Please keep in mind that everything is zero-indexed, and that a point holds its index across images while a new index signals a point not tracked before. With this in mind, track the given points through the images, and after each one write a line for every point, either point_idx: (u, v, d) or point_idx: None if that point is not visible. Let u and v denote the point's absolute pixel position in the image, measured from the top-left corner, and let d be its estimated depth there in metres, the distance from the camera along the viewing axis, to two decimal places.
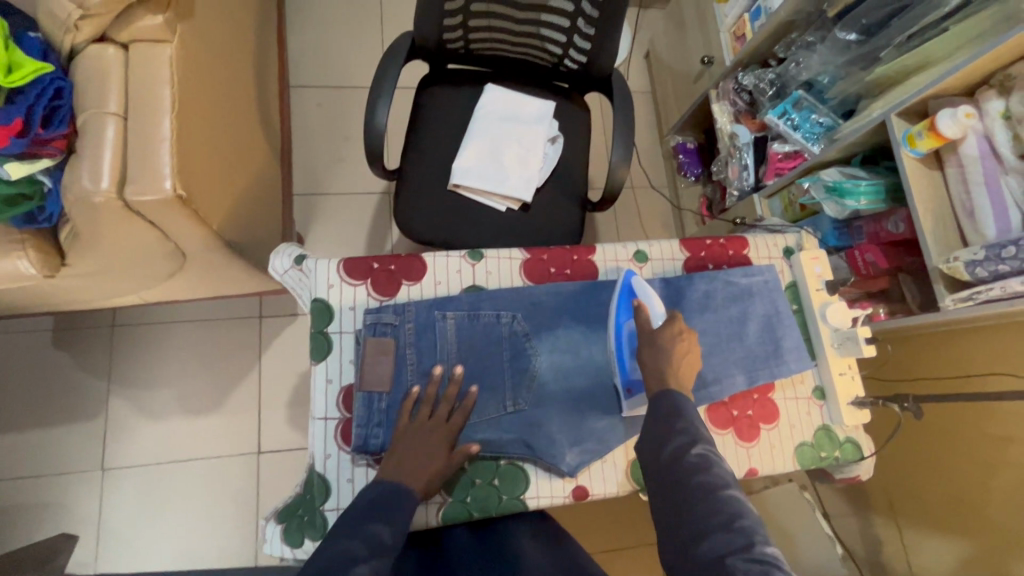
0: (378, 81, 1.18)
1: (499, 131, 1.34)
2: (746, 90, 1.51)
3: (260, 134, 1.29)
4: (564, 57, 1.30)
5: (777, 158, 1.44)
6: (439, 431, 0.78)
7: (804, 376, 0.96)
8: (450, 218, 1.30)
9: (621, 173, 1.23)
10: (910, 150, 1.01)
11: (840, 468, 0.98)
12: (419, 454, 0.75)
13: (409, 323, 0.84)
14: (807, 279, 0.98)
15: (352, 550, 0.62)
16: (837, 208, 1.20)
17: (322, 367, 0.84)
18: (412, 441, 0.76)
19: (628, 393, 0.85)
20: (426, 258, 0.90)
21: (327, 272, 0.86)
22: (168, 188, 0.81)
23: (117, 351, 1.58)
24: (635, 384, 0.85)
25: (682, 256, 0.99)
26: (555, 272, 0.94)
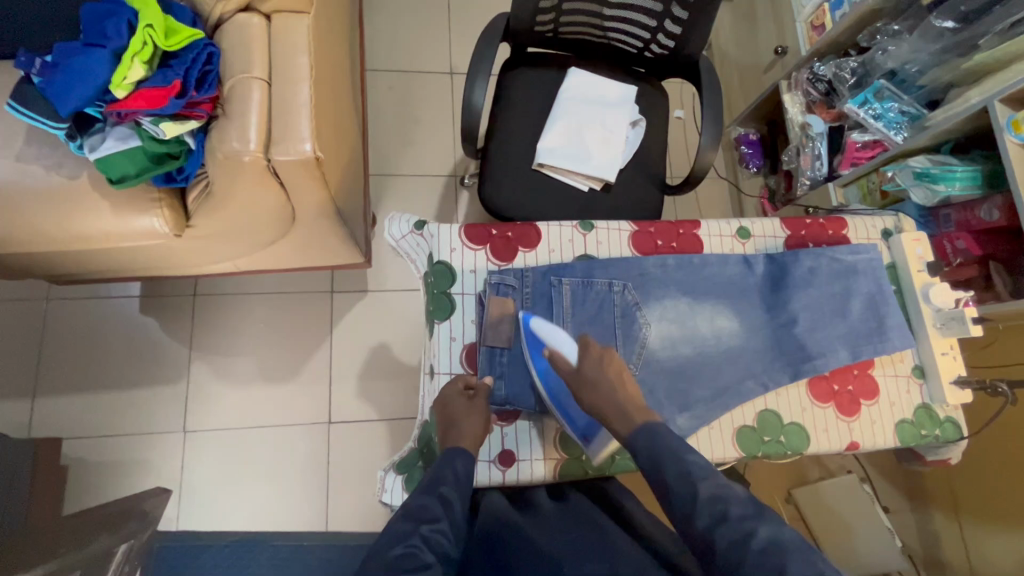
0: (476, 60, 1.22)
1: (583, 112, 1.37)
2: (822, 79, 1.51)
3: (353, 110, 1.34)
4: (651, 42, 1.32)
5: (855, 146, 1.45)
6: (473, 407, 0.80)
7: (903, 355, 0.97)
8: (534, 197, 1.33)
9: (708, 155, 1.25)
10: (1014, 135, 1.01)
11: (934, 449, 0.99)
12: (460, 421, 0.79)
13: (528, 287, 0.88)
14: (908, 261, 0.99)
15: (430, 507, 0.67)
16: (926, 194, 1.20)
17: (446, 325, 0.87)
18: (450, 410, 0.79)
19: (586, 440, 0.83)
20: (540, 226, 0.93)
21: (450, 235, 0.90)
22: (308, 150, 0.85)
23: (199, 319, 1.65)
24: (589, 426, 0.83)
25: (784, 233, 1.00)
26: (662, 244, 0.96)
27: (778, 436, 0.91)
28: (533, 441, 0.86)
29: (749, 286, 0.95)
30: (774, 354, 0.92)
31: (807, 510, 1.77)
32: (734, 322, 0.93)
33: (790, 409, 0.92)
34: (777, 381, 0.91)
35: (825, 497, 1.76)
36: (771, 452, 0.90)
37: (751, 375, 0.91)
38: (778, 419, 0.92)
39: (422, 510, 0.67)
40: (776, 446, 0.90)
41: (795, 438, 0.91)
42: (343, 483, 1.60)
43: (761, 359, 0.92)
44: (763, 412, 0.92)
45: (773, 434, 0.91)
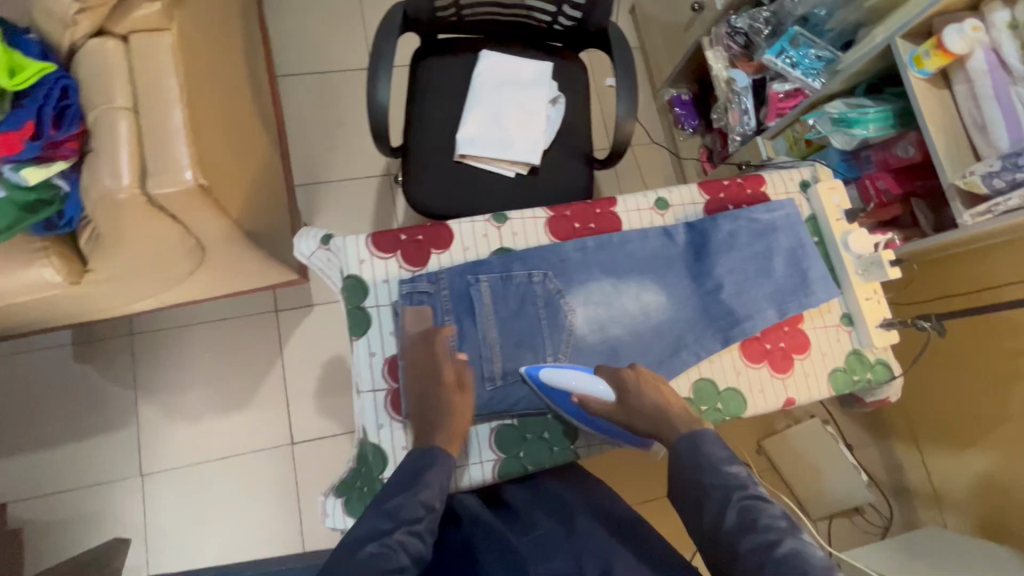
0: (376, 56, 1.16)
1: (499, 96, 1.33)
2: (740, 32, 1.50)
3: (258, 124, 1.27)
4: (559, 14, 1.28)
5: (778, 98, 1.44)
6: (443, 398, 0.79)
7: (831, 305, 0.98)
8: (460, 190, 1.30)
9: (628, 126, 1.22)
10: (918, 71, 1.01)
11: (870, 391, 1.01)
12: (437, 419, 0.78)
13: (444, 291, 0.85)
14: (826, 210, 0.99)
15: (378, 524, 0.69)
16: (845, 139, 1.21)
17: (364, 341, 0.84)
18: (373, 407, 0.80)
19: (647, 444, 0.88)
20: (452, 225, 0.90)
21: (357, 247, 0.86)
22: (190, 179, 0.79)
23: (139, 358, 1.59)
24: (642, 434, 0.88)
25: (702, 199, 0.99)
26: (581, 226, 0.94)
27: (716, 403, 0.91)
28: (472, 447, 0.84)
29: (673, 257, 0.94)
30: (703, 322, 0.92)
31: (778, 459, 1.82)
32: (661, 296, 0.92)
33: (725, 374, 0.92)
34: (709, 348, 0.91)
35: (794, 445, 1.78)
36: (710, 419, 0.90)
37: (682, 347, 0.91)
38: (714, 386, 0.91)
39: (372, 532, 0.68)
40: (714, 414, 0.91)
41: (732, 403, 0.91)
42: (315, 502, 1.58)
43: (691, 329, 0.92)
44: (700, 381, 0.91)
45: (711, 402, 0.91)
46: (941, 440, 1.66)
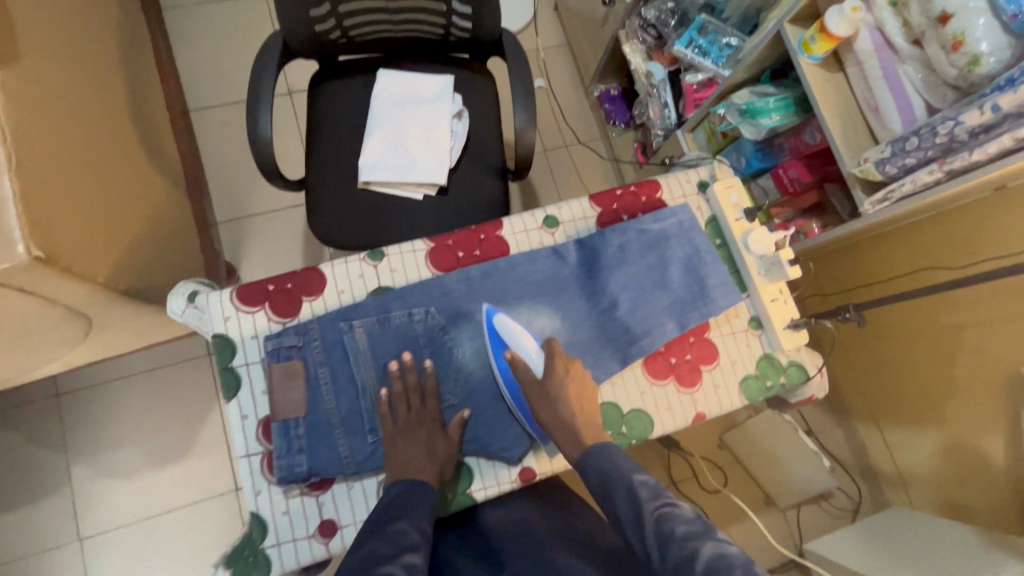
0: (254, 90, 1.11)
1: (400, 117, 1.28)
2: (651, 25, 1.44)
3: (147, 170, 1.22)
4: (449, 27, 1.22)
5: (692, 89, 1.39)
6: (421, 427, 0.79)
7: (738, 309, 0.94)
8: (368, 218, 1.25)
9: (529, 137, 1.18)
10: (807, 57, 0.97)
11: (793, 392, 0.97)
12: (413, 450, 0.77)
13: (315, 341, 0.80)
14: (725, 211, 0.95)
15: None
16: (752, 130, 1.16)
17: (235, 403, 0.80)
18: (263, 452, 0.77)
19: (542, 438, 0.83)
20: (324, 269, 0.85)
21: (221, 304, 0.81)
22: (23, 253, 0.74)
23: (68, 419, 1.53)
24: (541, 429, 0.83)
25: (594, 212, 0.95)
26: (465, 255, 0.89)
27: (621, 427, 0.87)
28: (359, 504, 0.79)
29: (565, 277, 0.89)
30: (602, 343, 0.87)
31: (740, 451, 1.78)
32: (555, 320, 0.88)
33: (629, 396, 0.88)
34: (609, 371, 0.87)
35: (753, 435, 1.74)
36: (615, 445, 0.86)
37: None
38: (619, 410, 0.87)
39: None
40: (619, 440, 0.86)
41: (639, 425, 0.87)
42: None
43: (590, 353, 0.87)
44: (603, 406, 0.87)
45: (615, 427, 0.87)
46: (897, 418, 1.63)
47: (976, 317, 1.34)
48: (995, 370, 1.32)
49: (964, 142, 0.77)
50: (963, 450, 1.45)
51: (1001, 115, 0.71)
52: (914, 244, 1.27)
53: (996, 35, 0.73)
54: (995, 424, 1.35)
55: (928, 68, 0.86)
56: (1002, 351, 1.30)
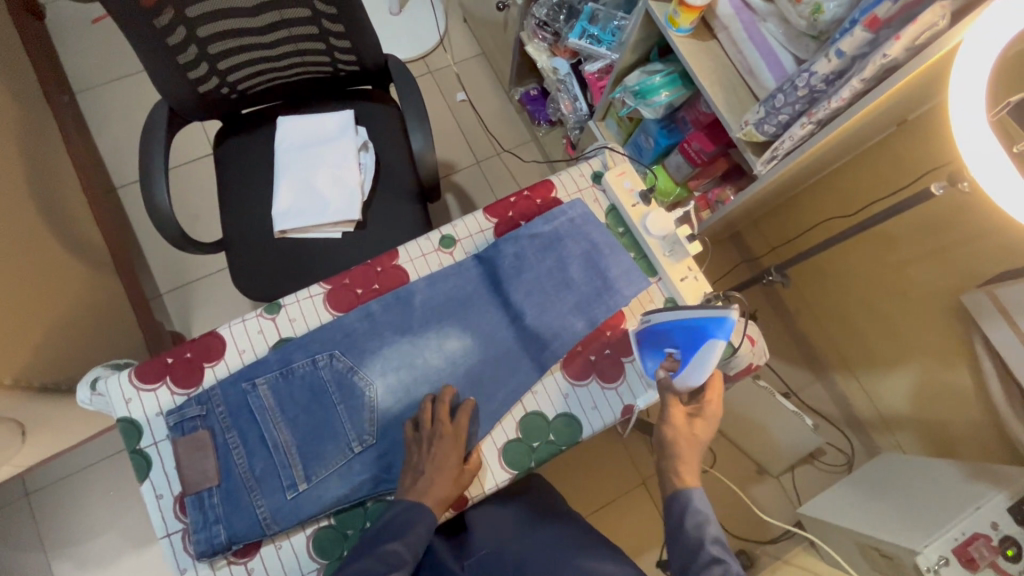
0: (146, 161, 1.11)
1: (305, 160, 1.28)
2: (545, 22, 1.43)
3: (57, 261, 1.21)
4: (336, 63, 1.22)
5: (595, 78, 1.38)
6: (439, 435, 0.77)
7: (651, 294, 0.92)
8: (291, 265, 1.24)
9: (431, 157, 1.17)
10: (676, 30, 0.96)
11: (727, 365, 0.96)
12: (425, 463, 0.76)
13: (218, 407, 0.79)
14: (620, 199, 0.94)
15: None
16: (649, 110, 1.15)
17: (149, 484, 0.78)
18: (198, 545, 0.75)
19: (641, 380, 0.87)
20: (222, 331, 0.84)
21: (120, 386, 0.80)
22: None
23: (40, 517, 1.50)
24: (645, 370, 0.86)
25: (490, 224, 0.94)
26: (363, 291, 0.88)
27: (547, 436, 0.85)
28: (288, 564, 0.77)
29: (468, 293, 0.88)
30: (517, 355, 0.86)
31: (723, 426, 1.75)
32: (466, 338, 0.86)
33: (552, 402, 0.86)
34: (528, 381, 0.85)
35: (731, 408, 1.71)
36: (543, 456, 0.84)
37: (501, 385, 0.84)
38: (543, 417, 0.86)
39: None
40: (547, 448, 0.85)
41: (565, 430, 0.85)
42: None
43: (503, 363, 0.86)
44: (525, 417, 0.85)
45: (541, 437, 0.85)
46: (868, 364, 1.60)
47: (918, 250, 1.35)
48: (950, 295, 1.30)
49: (824, 90, 0.76)
50: (935, 386, 1.42)
51: (848, 58, 0.71)
52: (826, 190, 1.33)
53: None
54: (958, 352, 1.33)
55: (785, 22, 0.85)
56: (951, 279, 1.29)
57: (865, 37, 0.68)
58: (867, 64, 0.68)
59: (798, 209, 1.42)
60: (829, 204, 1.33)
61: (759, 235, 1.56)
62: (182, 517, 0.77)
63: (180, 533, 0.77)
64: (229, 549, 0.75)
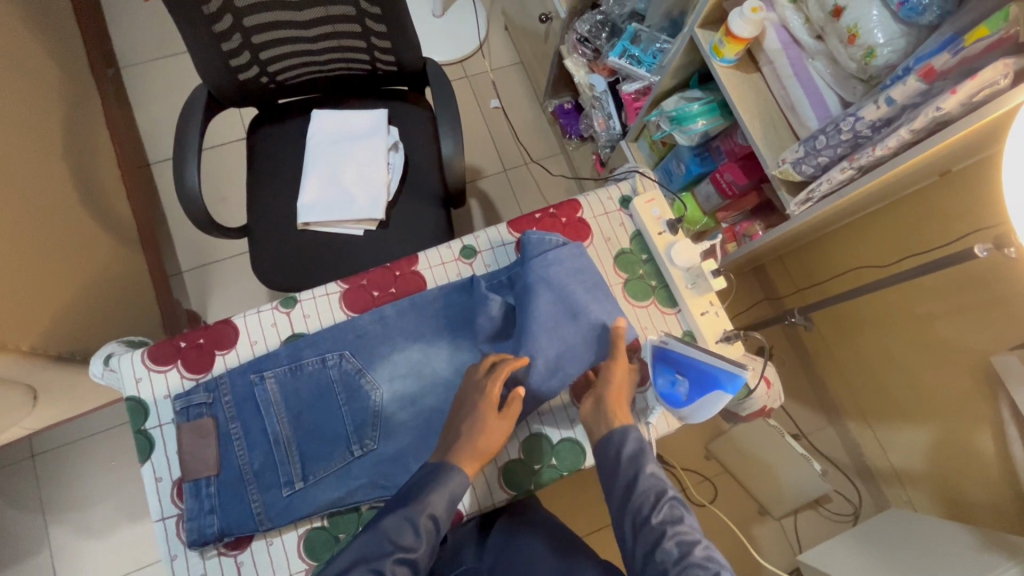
0: (180, 142, 1.12)
1: (335, 155, 1.28)
2: (586, 38, 1.43)
3: (85, 232, 1.23)
4: (375, 61, 1.23)
5: (631, 98, 1.37)
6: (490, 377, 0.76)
7: (668, 325, 0.91)
8: (311, 257, 1.25)
9: (459, 163, 1.16)
10: (720, 60, 0.94)
11: (740, 405, 0.93)
12: None
13: (224, 397, 0.79)
14: (647, 225, 0.92)
15: None
16: (684, 136, 1.13)
17: (149, 466, 0.78)
18: (189, 536, 0.74)
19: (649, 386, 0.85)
20: (237, 321, 0.84)
21: (132, 365, 0.81)
22: None
23: (42, 480, 1.53)
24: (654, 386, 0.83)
25: (513, 238, 0.93)
26: (380, 293, 0.88)
27: (550, 459, 0.84)
28: (277, 562, 0.76)
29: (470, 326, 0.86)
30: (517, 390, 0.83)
31: (729, 461, 1.71)
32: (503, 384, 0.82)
33: (558, 425, 0.85)
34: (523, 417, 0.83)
35: (737, 443, 1.67)
36: (545, 479, 0.83)
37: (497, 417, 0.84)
38: (548, 440, 0.84)
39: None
40: (549, 472, 0.83)
41: (569, 456, 0.84)
42: None
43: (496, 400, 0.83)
44: (530, 438, 0.84)
45: (544, 460, 0.84)
46: (887, 414, 1.55)
47: (950, 304, 1.29)
48: (980, 354, 1.25)
49: (869, 136, 0.75)
50: (954, 446, 1.37)
51: (897, 107, 0.69)
52: (861, 235, 1.28)
53: (888, 25, 0.71)
54: (983, 414, 1.28)
55: (834, 62, 0.83)
56: (981, 338, 1.24)
57: (918, 87, 0.66)
58: (918, 115, 0.66)
59: (828, 252, 1.39)
60: (847, 253, 1.33)
61: (785, 272, 1.53)
62: (178, 504, 0.77)
63: (175, 521, 0.77)
64: (220, 543, 0.75)
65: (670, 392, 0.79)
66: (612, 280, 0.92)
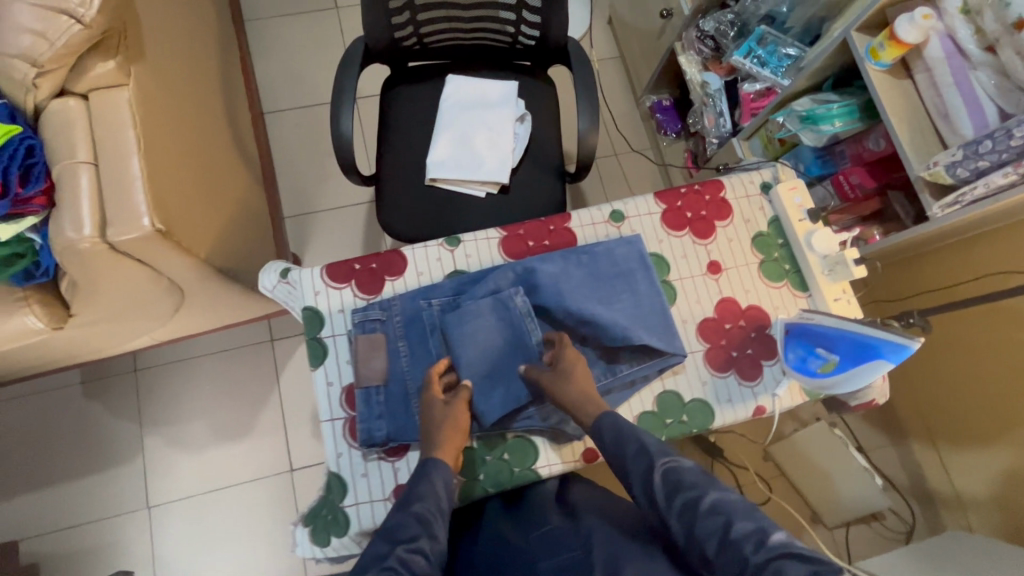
0: (338, 88, 1.20)
1: (466, 119, 1.35)
2: (708, 36, 1.47)
3: (232, 164, 1.32)
4: (518, 35, 1.28)
5: (749, 98, 1.43)
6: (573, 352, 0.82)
7: (798, 307, 0.96)
8: (434, 212, 1.32)
9: (592, 139, 1.23)
10: (874, 63, 0.99)
11: (854, 395, 0.98)
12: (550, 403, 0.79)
13: (396, 317, 0.86)
14: (788, 212, 0.97)
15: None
16: (813, 136, 1.17)
17: (321, 371, 0.86)
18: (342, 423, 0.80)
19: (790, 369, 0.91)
20: (405, 252, 0.92)
21: (312, 279, 0.88)
22: (147, 225, 0.83)
23: (143, 393, 1.63)
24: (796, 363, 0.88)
25: (659, 209, 0.98)
26: (535, 244, 0.94)
27: (680, 415, 0.89)
28: None
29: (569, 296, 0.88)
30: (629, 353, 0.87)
31: (787, 465, 1.73)
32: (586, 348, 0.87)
33: (690, 385, 0.91)
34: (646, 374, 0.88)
35: (800, 448, 1.70)
36: (675, 434, 0.88)
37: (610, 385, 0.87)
38: (679, 398, 0.90)
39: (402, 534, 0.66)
40: (679, 427, 0.89)
41: (698, 415, 0.89)
42: None
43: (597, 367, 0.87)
44: (663, 394, 0.90)
45: (675, 416, 0.89)
46: (956, 439, 1.57)
47: None
48: None
49: None
50: None
51: None
52: (994, 245, 1.15)
53: None
54: None
55: (1001, 74, 0.88)
56: None
57: None
58: None
59: (946, 260, 1.26)
60: (937, 279, 1.29)
61: (886, 277, 1.42)
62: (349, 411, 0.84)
63: (345, 424, 0.84)
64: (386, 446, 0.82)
65: (821, 368, 0.84)
66: (749, 259, 0.97)
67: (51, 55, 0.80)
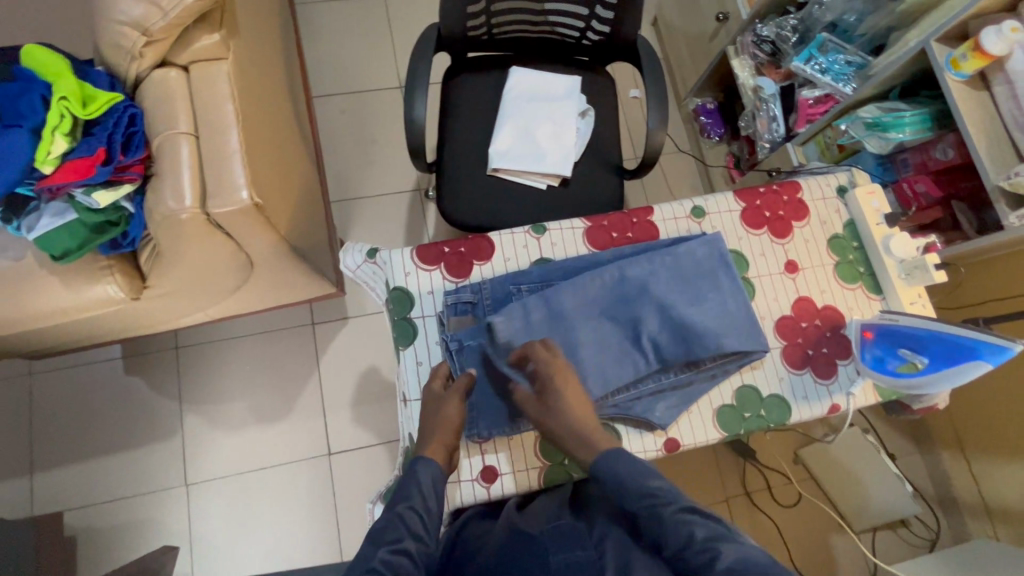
0: (412, 74, 1.20)
1: (529, 111, 1.36)
2: (766, 41, 1.49)
3: (296, 144, 1.32)
4: (587, 30, 1.30)
5: (807, 104, 1.42)
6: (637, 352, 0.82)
7: (872, 309, 0.97)
8: (494, 202, 1.33)
9: (659, 136, 1.24)
10: (955, 73, 1.00)
11: (918, 398, 0.98)
12: None
13: (486, 299, 0.88)
14: (865, 215, 0.99)
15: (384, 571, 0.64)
16: (880, 143, 1.19)
17: (410, 350, 0.89)
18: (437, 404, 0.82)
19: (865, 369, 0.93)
20: (493, 238, 0.93)
21: (402, 261, 0.90)
22: (245, 198, 0.83)
23: (185, 370, 1.63)
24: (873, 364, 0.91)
25: (739, 207, 1.00)
26: (619, 235, 0.96)
27: (759, 410, 0.91)
28: (516, 456, 0.87)
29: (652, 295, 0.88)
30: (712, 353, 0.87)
31: (818, 470, 1.74)
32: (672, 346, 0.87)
33: (768, 380, 0.92)
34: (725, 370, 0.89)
35: (832, 453, 1.72)
36: (754, 427, 0.90)
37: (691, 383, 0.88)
38: (757, 392, 0.91)
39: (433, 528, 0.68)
40: (757, 421, 0.90)
41: (776, 410, 0.91)
42: (351, 510, 1.59)
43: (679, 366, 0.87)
44: (742, 387, 0.91)
45: (753, 409, 0.91)
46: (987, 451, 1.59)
47: None
48: None
49: None
50: None
51: None
52: None
53: None
54: None
55: None
56: None
57: None
58: None
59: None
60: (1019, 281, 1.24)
61: (959, 280, 1.38)
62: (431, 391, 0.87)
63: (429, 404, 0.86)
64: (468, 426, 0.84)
65: (906, 369, 0.86)
66: (826, 261, 0.99)
67: (162, 24, 0.80)
